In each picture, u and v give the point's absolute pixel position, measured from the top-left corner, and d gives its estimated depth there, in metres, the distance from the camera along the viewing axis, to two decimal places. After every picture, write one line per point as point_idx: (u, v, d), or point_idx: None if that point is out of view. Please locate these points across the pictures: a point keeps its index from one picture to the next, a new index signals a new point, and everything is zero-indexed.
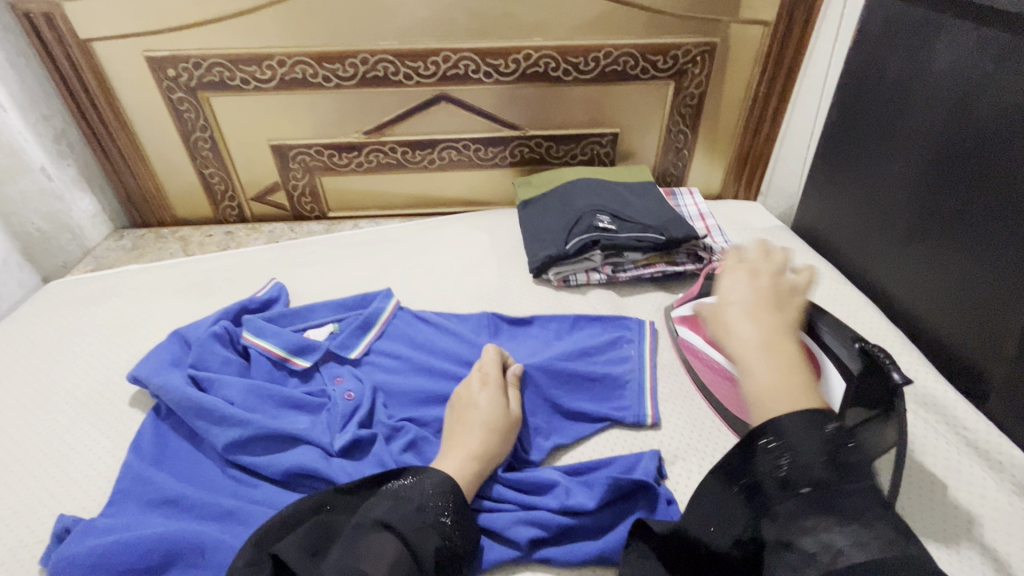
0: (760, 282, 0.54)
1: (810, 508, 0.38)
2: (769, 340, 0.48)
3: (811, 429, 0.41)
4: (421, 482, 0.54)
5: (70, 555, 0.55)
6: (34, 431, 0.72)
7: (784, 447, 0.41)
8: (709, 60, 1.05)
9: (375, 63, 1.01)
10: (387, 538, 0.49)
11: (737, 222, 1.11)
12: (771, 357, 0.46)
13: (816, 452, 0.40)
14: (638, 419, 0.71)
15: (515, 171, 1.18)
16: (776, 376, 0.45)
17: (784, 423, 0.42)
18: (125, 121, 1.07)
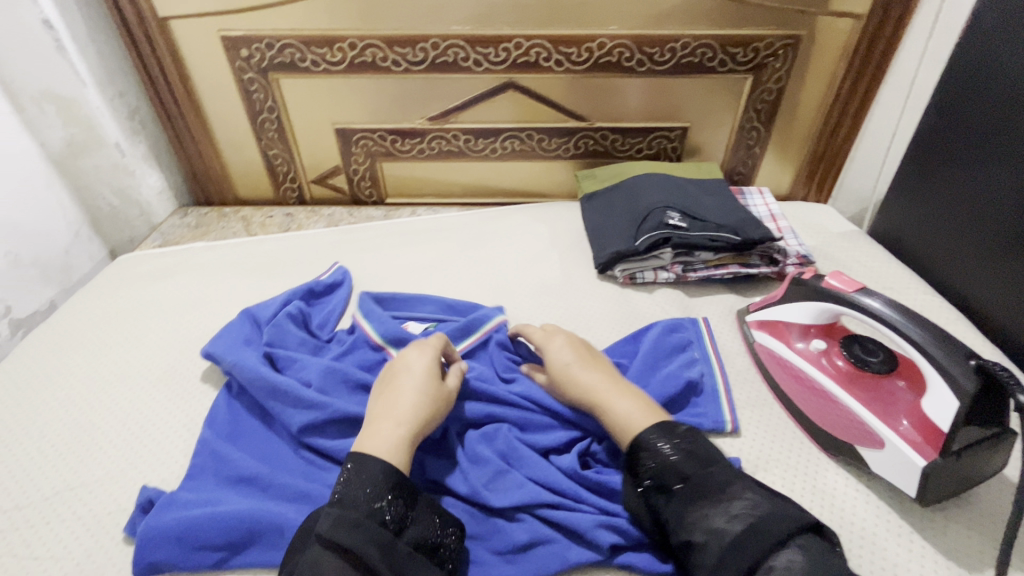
0: (573, 342, 0.68)
1: (690, 499, 0.49)
2: (606, 380, 0.62)
3: (652, 441, 0.54)
4: (345, 481, 0.51)
5: (156, 527, 0.56)
6: (111, 401, 0.73)
7: (648, 455, 0.53)
8: (792, 54, 1.00)
9: (445, 48, 0.99)
10: (329, 552, 0.46)
11: (810, 226, 1.06)
12: (627, 397, 0.59)
13: (670, 458, 0.52)
14: (717, 425, 0.67)
15: (577, 164, 1.16)
16: (634, 410, 0.58)
17: (639, 441, 0.54)
18: (195, 100, 1.08)
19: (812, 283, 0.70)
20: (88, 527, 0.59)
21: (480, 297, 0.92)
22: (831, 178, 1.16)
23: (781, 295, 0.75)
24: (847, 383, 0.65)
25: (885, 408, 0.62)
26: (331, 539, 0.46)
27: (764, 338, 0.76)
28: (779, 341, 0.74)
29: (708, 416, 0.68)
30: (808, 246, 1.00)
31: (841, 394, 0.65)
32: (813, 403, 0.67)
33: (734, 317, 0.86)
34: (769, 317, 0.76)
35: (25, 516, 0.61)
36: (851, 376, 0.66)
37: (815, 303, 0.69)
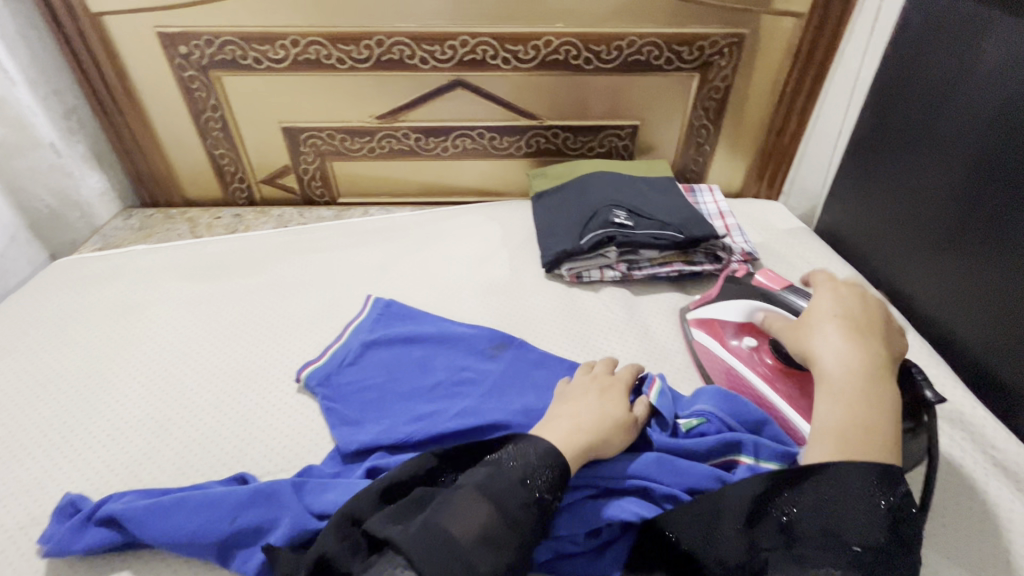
0: (851, 301, 0.61)
1: (851, 564, 0.43)
2: (854, 366, 0.54)
3: (871, 485, 0.46)
4: (525, 451, 0.51)
5: (91, 526, 0.54)
6: (35, 414, 0.71)
7: (861, 493, 0.45)
8: (738, 52, 1.01)
9: (390, 45, 0.98)
10: (486, 495, 0.48)
11: (757, 222, 1.07)
12: (858, 393, 0.52)
13: (880, 509, 0.45)
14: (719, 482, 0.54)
15: (530, 162, 1.15)
16: (843, 412, 0.51)
17: (846, 470, 0.47)
18: (135, 99, 1.05)
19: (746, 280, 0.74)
20: None
21: (427, 296, 0.92)
22: (779, 177, 1.18)
23: (717, 293, 0.79)
24: (774, 380, 0.67)
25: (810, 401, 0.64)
26: (490, 493, 0.48)
27: (701, 335, 0.77)
28: (715, 339, 0.75)
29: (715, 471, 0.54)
30: (754, 243, 1.01)
31: (771, 394, 0.66)
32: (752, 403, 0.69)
33: (676, 316, 0.87)
34: (705, 317, 0.78)
35: None
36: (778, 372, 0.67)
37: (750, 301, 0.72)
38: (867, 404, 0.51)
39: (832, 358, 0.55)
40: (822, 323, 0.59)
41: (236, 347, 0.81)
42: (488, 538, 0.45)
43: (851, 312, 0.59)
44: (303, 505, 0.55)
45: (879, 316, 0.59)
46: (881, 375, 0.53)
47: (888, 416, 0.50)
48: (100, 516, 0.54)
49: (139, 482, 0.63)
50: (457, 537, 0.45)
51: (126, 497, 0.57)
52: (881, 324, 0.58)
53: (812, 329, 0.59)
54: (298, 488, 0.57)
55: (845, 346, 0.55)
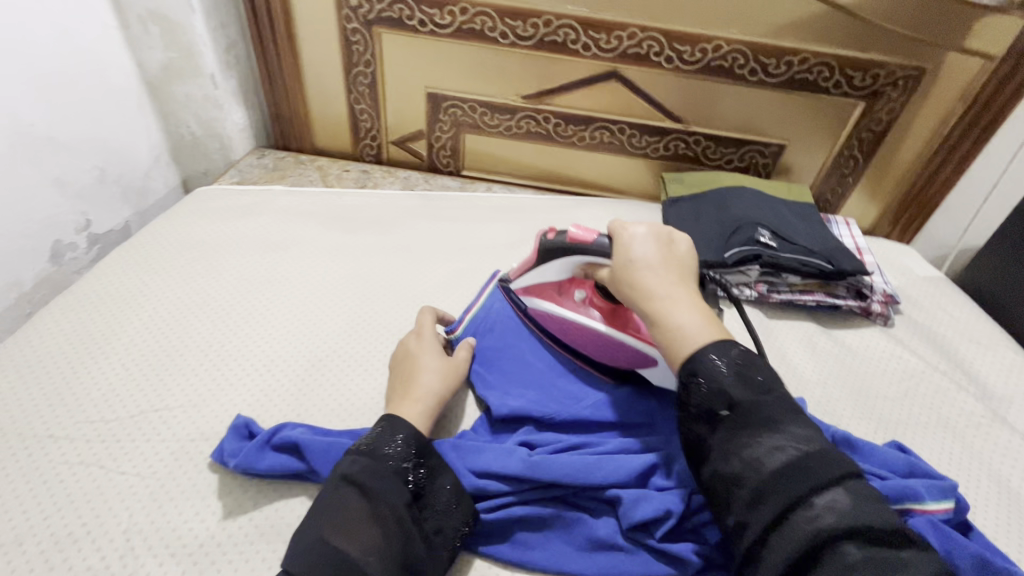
0: (647, 236, 0.59)
1: (735, 432, 0.46)
2: (677, 295, 0.54)
3: (712, 354, 0.49)
4: (381, 436, 0.54)
5: (264, 450, 0.57)
6: (192, 332, 0.73)
7: (708, 371, 0.49)
8: (912, 86, 0.97)
9: (557, 27, 0.97)
10: (369, 498, 0.49)
11: (895, 264, 1.04)
12: (690, 309, 0.53)
13: (737, 376, 0.48)
14: (944, 496, 0.56)
15: (662, 165, 1.14)
16: (691, 330, 0.52)
17: (697, 357, 0.50)
18: (293, 43, 1.06)
19: (558, 242, 0.67)
20: (170, 451, 0.60)
21: None
22: (918, 221, 1.12)
23: (531, 259, 0.71)
24: (612, 320, 0.67)
25: (639, 327, 0.66)
26: (366, 488, 0.50)
27: (533, 303, 0.73)
28: (543, 300, 0.72)
29: (936, 484, 0.56)
30: (892, 285, 0.97)
31: (617, 334, 0.65)
32: (605, 352, 0.68)
33: (813, 347, 0.85)
34: (533, 285, 0.72)
35: (112, 430, 0.61)
36: (611, 311, 0.67)
37: (568, 255, 0.66)
38: (686, 311, 0.53)
39: (654, 293, 0.55)
40: (634, 263, 0.57)
41: (376, 301, 0.83)
42: (389, 531, 0.49)
43: (649, 245, 0.58)
44: (464, 466, 0.58)
45: (675, 241, 0.59)
46: (680, 286, 0.55)
47: (709, 319, 0.53)
48: (280, 441, 0.58)
49: (297, 416, 0.65)
50: (344, 547, 0.47)
51: (299, 429, 0.60)
52: (669, 243, 0.59)
53: (622, 272, 0.58)
54: (457, 449, 0.59)
55: (661, 282, 0.55)
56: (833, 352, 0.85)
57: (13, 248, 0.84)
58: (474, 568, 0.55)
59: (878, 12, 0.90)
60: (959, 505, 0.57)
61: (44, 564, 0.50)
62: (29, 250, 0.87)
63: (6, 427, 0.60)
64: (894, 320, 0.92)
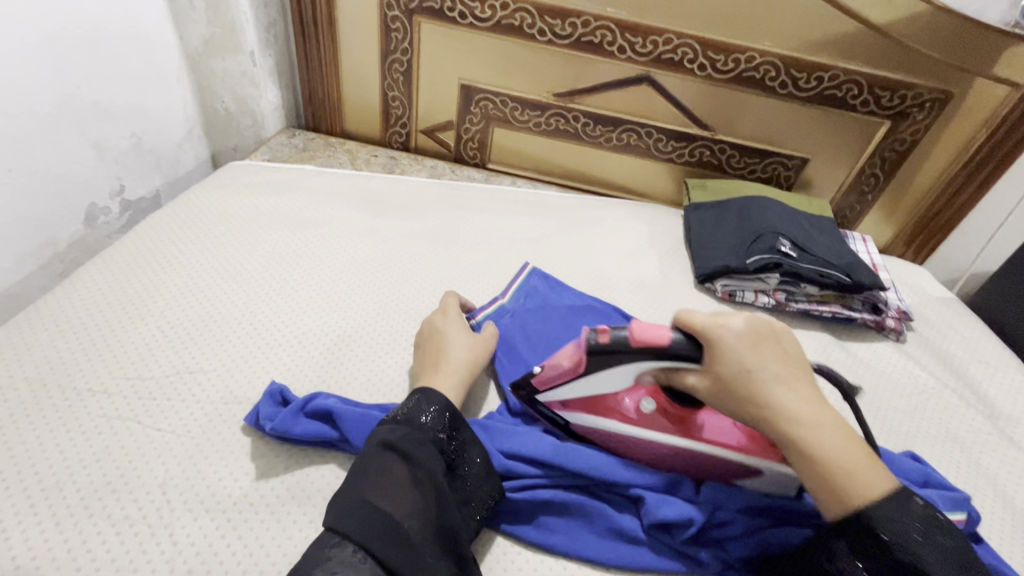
0: (751, 338, 0.51)
1: None
2: (821, 419, 0.48)
3: (911, 524, 0.44)
4: (415, 406, 0.57)
5: (299, 417, 0.59)
6: (224, 301, 0.74)
7: (905, 553, 0.44)
8: (938, 109, 0.98)
9: (595, 28, 0.99)
10: (406, 462, 0.51)
11: (909, 283, 1.06)
12: (839, 435, 0.47)
13: (932, 551, 0.44)
14: (956, 506, 0.58)
15: (686, 171, 1.16)
16: (853, 468, 0.46)
17: (888, 532, 0.44)
18: (332, 26, 1.08)
19: (616, 344, 0.55)
20: (205, 412, 0.61)
21: (580, 278, 0.93)
22: (933, 244, 1.14)
23: (572, 372, 0.59)
24: (686, 431, 0.59)
25: (718, 432, 0.59)
26: (404, 453, 0.52)
27: (578, 416, 0.62)
28: (596, 413, 0.62)
29: (949, 495, 0.59)
30: (907, 302, 0.99)
31: (696, 447, 0.58)
32: (675, 460, 0.60)
33: (827, 357, 0.87)
34: (574, 397, 0.61)
35: (149, 388, 0.62)
36: (681, 419, 0.59)
37: (633, 364, 0.55)
38: (840, 442, 0.47)
39: (796, 427, 0.48)
40: (763, 384, 0.49)
41: (403, 283, 0.84)
42: (426, 493, 0.50)
43: (759, 350, 0.50)
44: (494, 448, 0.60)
45: (778, 334, 0.52)
46: (815, 401, 0.49)
47: (857, 441, 0.48)
48: (316, 409, 0.60)
49: (327, 388, 0.67)
50: (384, 506, 0.49)
51: (332, 399, 0.61)
52: (775, 339, 0.52)
53: (738, 382, 0.50)
54: (488, 431, 0.62)
55: (800, 407, 0.48)
56: (846, 363, 0.87)
57: (52, 207, 0.86)
58: (496, 545, 0.57)
59: (911, 35, 0.92)
60: (968, 515, 0.58)
61: (84, 509, 0.52)
62: (65, 210, 0.88)
63: (46, 378, 0.61)
64: (907, 336, 0.94)
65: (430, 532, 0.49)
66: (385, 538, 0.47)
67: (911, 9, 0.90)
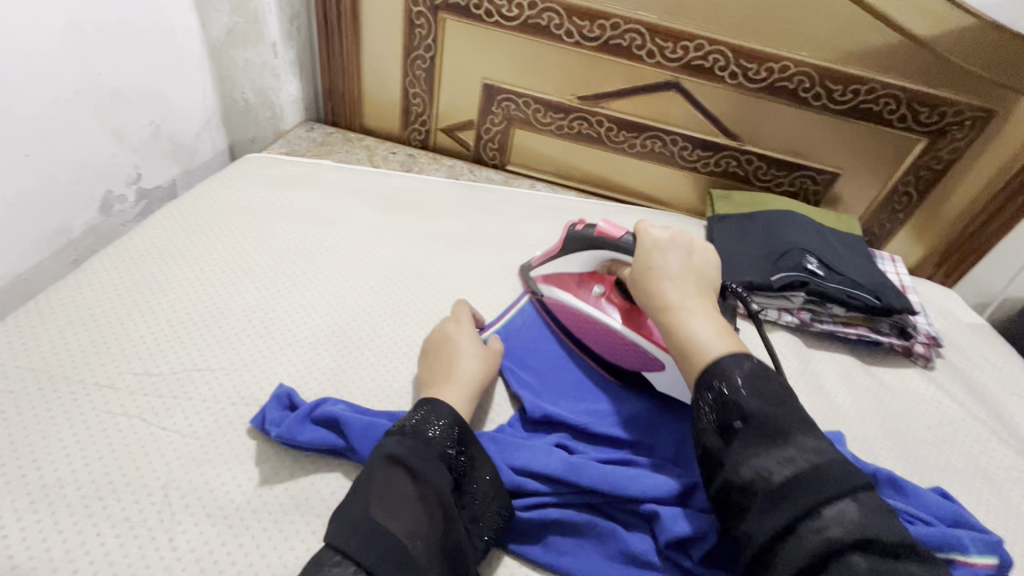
0: (668, 243, 0.62)
1: (750, 442, 0.46)
2: (696, 305, 0.57)
3: (742, 366, 0.50)
4: (424, 419, 0.54)
5: (304, 424, 0.57)
6: (236, 297, 0.73)
7: (733, 385, 0.49)
8: (979, 128, 0.94)
9: (624, 31, 0.96)
10: (413, 480, 0.49)
11: (938, 307, 1.02)
12: (710, 321, 0.55)
13: (755, 389, 0.48)
14: (992, 548, 0.55)
15: (710, 181, 1.12)
16: (709, 339, 0.54)
17: (724, 365, 0.50)
18: (355, 20, 1.07)
19: (586, 234, 0.71)
20: (211, 412, 0.60)
21: None
22: (964, 267, 1.09)
23: (558, 249, 0.77)
24: (625, 319, 0.70)
25: (651, 329, 0.68)
26: (411, 471, 0.50)
27: (552, 292, 0.78)
28: (562, 290, 0.77)
29: (984, 537, 0.56)
30: (936, 327, 0.96)
31: (627, 332, 0.69)
32: (613, 349, 0.71)
33: (851, 382, 0.84)
34: (556, 273, 0.78)
35: (156, 384, 0.61)
36: (625, 311, 0.71)
37: (595, 250, 0.71)
38: (708, 324, 0.55)
39: (675, 304, 0.57)
40: (656, 270, 0.60)
41: (417, 286, 0.82)
42: (432, 514, 0.49)
43: (670, 252, 0.61)
44: (504, 461, 0.58)
45: (699, 252, 0.62)
46: (697, 296, 0.58)
47: (727, 330, 0.55)
48: (322, 416, 0.58)
49: (337, 392, 0.65)
50: (389, 526, 0.47)
51: (340, 406, 0.60)
52: (691, 254, 0.62)
53: (643, 277, 0.61)
54: (498, 444, 0.60)
55: (682, 293, 0.58)
56: (871, 389, 0.83)
57: (68, 193, 0.85)
58: (501, 565, 0.55)
59: (955, 50, 0.88)
60: (1003, 562, 0.55)
61: (84, 509, 0.50)
62: (81, 197, 0.88)
63: (53, 370, 0.60)
64: (935, 363, 0.90)
65: (433, 555, 0.47)
66: (388, 561, 0.45)
67: (956, 22, 0.86)
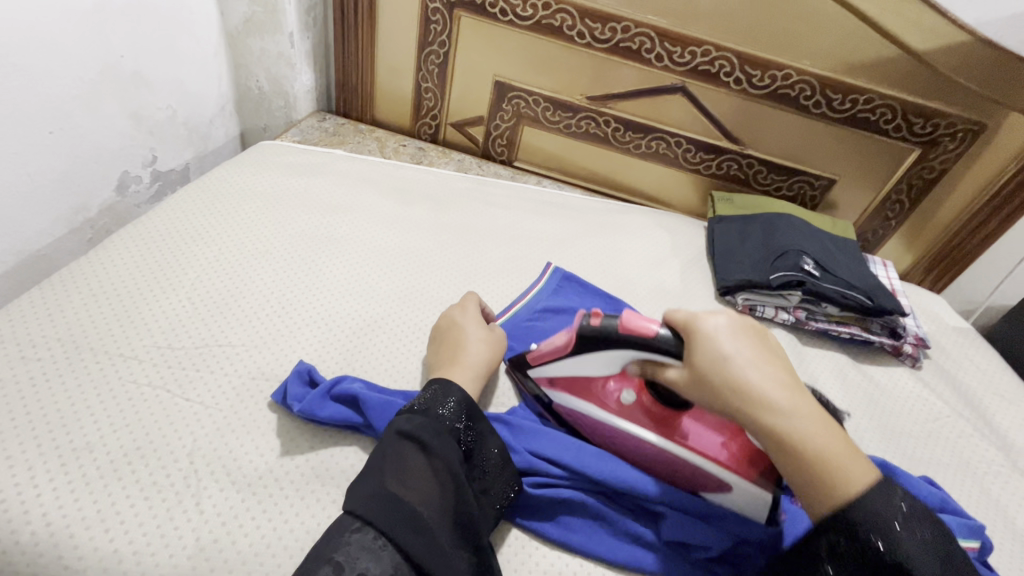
0: (734, 332, 0.51)
1: None
2: (811, 414, 0.47)
3: (895, 514, 0.43)
4: (434, 398, 0.57)
5: (323, 399, 0.60)
6: (253, 280, 0.74)
7: (891, 539, 0.42)
8: (970, 140, 0.99)
9: (634, 35, 0.99)
10: (424, 452, 0.51)
11: (926, 310, 1.06)
12: (829, 430, 0.47)
13: (917, 547, 0.42)
14: (973, 532, 0.58)
15: (711, 183, 1.16)
16: (842, 457, 0.46)
17: (874, 514, 0.43)
18: (372, 15, 1.09)
19: (606, 329, 0.59)
20: (232, 386, 0.62)
21: (602, 281, 0.94)
22: (951, 274, 1.14)
23: (564, 351, 0.65)
24: (661, 428, 0.61)
25: (695, 437, 0.59)
26: (422, 444, 0.52)
27: (565, 399, 0.67)
28: (578, 397, 0.66)
29: (965, 521, 0.59)
30: (924, 329, 1.00)
31: (669, 446, 0.59)
32: (653, 463, 0.61)
33: (843, 378, 0.87)
34: (564, 375, 0.66)
35: (179, 358, 0.63)
36: (660, 417, 0.61)
37: (618, 352, 0.59)
38: (831, 439, 0.46)
39: (791, 421, 0.46)
40: (748, 373, 0.49)
41: (429, 274, 0.84)
42: (444, 483, 0.50)
43: (745, 344, 0.51)
44: (514, 441, 0.62)
45: (763, 335, 0.53)
46: (800, 394, 0.49)
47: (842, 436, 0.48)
48: (340, 392, 0.60)
49: (353, 371, 0.67)
50: (403, 494, 0.48)
51: (357, 384, 0.62)
52: (756, 336, 0.52)
53: (716, 380, 0.49)
54: (508, 426, 0.63)
55: (787, 400, 0.48)
56: (862, 386, 0.87)
57: (86, 171, 0.86)
58: (513, 539, 0.57)
59: (950, 64, 0.92)
60: (982, 544, 0.58)
61: (113, 473, 0.52)
62: (98, 176, 0.89)
63: (78, 341, 0.62)
64: (923, 363, 0.94)
65: (446, 522, 0.49)
66: (406, 527, 0.47)
67: (952, 38, 0.90)
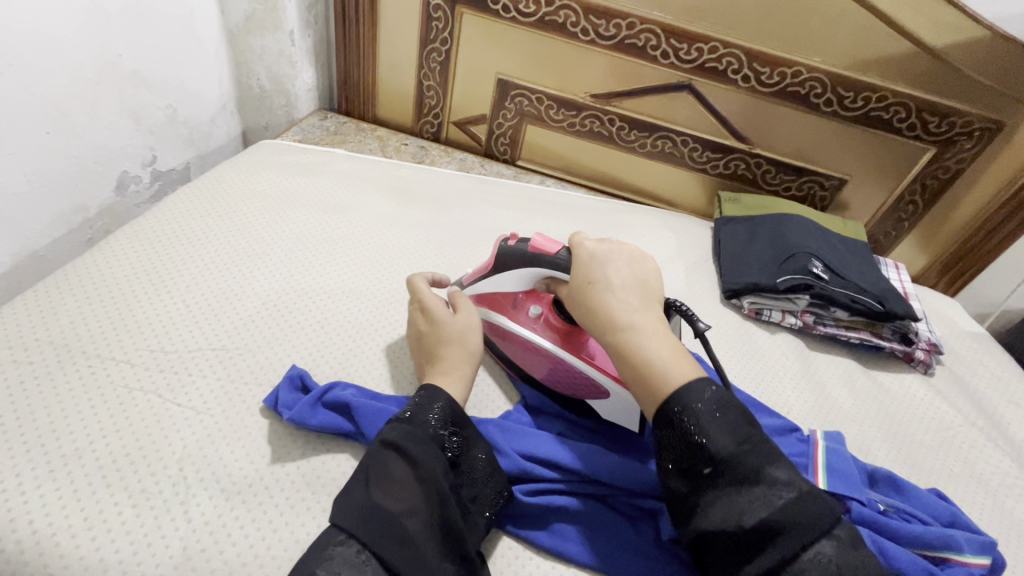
0: (613, 259, 0.56)
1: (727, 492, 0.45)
2: (657, 331, 0.52)
3: (706, 402, 0.47)
4: (422, 404, 0.55)
5: (315, 406, 0.59)
6: (249, 280, 0.74)
7: (700, 429, 0.46)
8: (987, 139, 0.95)
9: (639, 31, 0.97)
10: (407, 465, 0.50)
11: (939, 314, 1.03)
12: (671, 346, 0.51)
13: (720, 427, 0.46)
14: (985, 549, 0.56)
15: (718, 183, 1.14)
16: (672, 366, 0.49)
17: (686, 399, 0.47)
18: (373, 12, 1.08)
19: (517, 250, 0.63)
20: (225, 391, 0.61)
21: None
22: (966, 277, 1.11)
23: (487, 269, 0.68)
24: (562, 342, 0.66)
25: (591, 352, 0.65)
26: (406, 456, 0.50)
27: (483, 314, 0.71)
28: (496, 312, 0.70)
29: (976, 537, 0.57)
30: (937, 334, 0.97)
31: (568, 358, 0.64)
32: (550, 374, 0.67)
33: (851, 384, 0.85)
34: (487, 293, 0.70)
35: (172, 362, 0.62)
36: (564, 332, 0.66)
37: (527, 269, 0.63)
38: (673, 353, 0.50)
39: (636, 334, 0.51)
40: (607, 292, 0.54)
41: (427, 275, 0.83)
42: (427, 496, 0.49)
43: (616, 268, 0.55)
44: (509, 446, 0.60)
45: (646, 265, 0.57)
46: (649, 312, 0.53)
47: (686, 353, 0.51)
48: (331, 399, 0.59)
49: (347, 375, 0.66)
50: (387, 508, 0.48)
51: (349, 390, 0.61)
52: (636, 265, 0.56)
53: (584, 295, 0.55)
54: (503, 430, 0.62)
55: (639, 317, 0.52)
56: (871, 393, 0.84)
57: (85, 172, 0.86)
58: (505, 547, 0.56)
59: (966, 60, 0.89)
60: (994, 562, 0.56)
61: (101, 479, 0.52)
62: (98, 176, 0.89)
63: (71, 343, 0.61)
64: (935, 370, 0.91)
65: (429, 536, 0.48)
66: (388, 540, 0.46)
67: (968, 34, 0.87)
